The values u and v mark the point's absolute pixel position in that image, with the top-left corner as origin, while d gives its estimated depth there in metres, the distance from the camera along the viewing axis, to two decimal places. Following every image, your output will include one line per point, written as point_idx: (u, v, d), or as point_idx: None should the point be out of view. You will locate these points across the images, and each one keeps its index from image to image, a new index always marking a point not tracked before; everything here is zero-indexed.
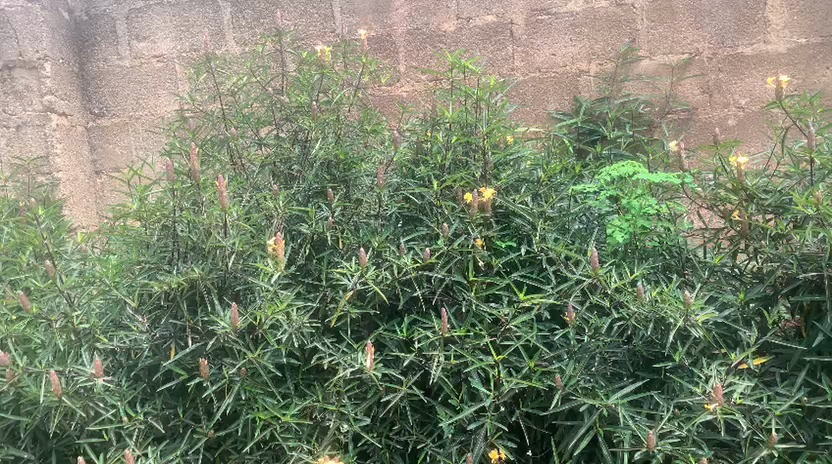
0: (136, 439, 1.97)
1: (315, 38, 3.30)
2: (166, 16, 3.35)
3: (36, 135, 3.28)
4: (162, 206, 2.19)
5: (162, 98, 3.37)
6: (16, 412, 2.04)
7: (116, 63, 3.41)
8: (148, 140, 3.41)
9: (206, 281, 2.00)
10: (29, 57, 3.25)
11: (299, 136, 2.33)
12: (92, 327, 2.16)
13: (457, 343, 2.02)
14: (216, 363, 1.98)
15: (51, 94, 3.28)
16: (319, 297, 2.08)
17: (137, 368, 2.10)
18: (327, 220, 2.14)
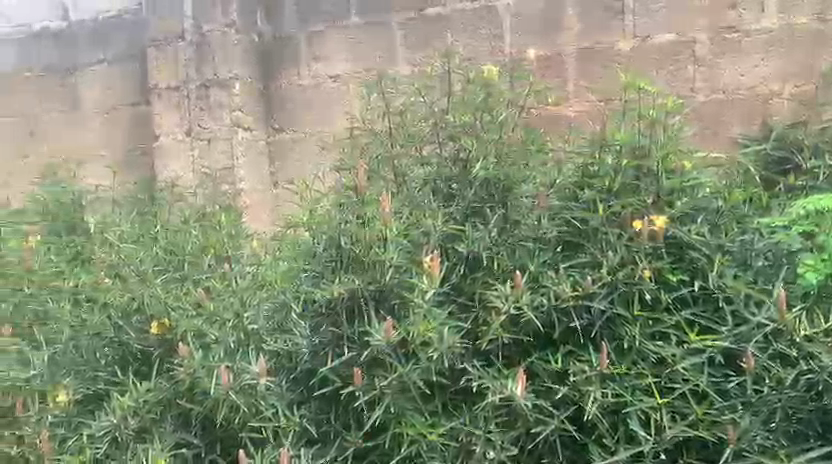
0: (290, 439, 2.07)
1: (485, 58, 3.29)
2: (343, 38, 3.52)
3: (224, 148, 3.57)
4: (329, 218, 2.28)
5: (335, 115, 3.56)
6: (190, 400, 2.22)
7: (295, 83, 3.62)
8: (320, 156, 3.58)
9: (364, 291, 2.07)
10: (224, 76, 3.55)
11: (461, 155, 2.27)
12: (258, 328, 2.32)
13: (616, 380, 1.92)
14: (369, 374, 2.01)
15: (239, 111, 3.59)
16: (472, 319, 2.04)
17: (297, 371, 2.19)
18: (482, 240, 2.10)
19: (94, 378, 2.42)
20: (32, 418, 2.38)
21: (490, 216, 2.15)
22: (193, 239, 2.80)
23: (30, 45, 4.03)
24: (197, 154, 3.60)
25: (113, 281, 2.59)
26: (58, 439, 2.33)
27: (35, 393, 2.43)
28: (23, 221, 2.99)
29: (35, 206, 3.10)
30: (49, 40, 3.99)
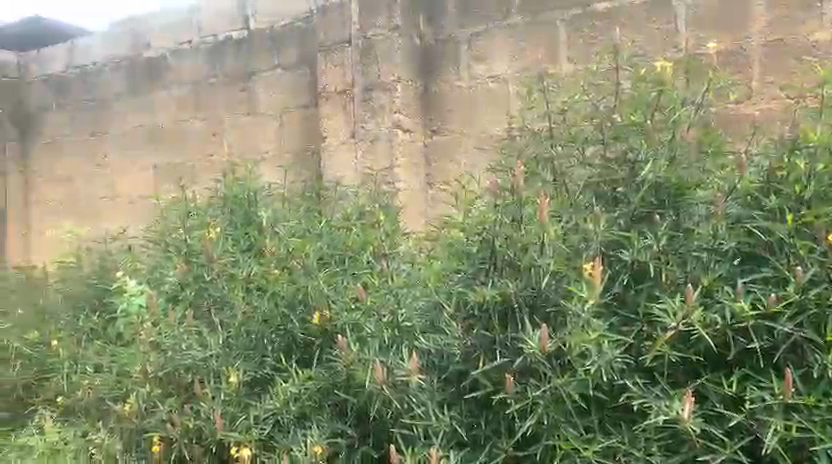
0: (440, 440, 2.08)
1: (656, 54, 3.10)
2: (506, 38, 3.48)
3: (385, 149, 3.64)
4: (486, 218, 2.21)
5: (495, 116, 3.54)
6: (346, 391, 2.34)
7: (456, 84, 3.63)
8: (478, 156, 3.58)
9: (518, 296, 2.03)
10: (385, 79, 3.63)
11: (628, 157, 2.13)
12: (413, 327, 2.32)
13: (802, 412, 1.73)
14: (522, 381, 1.96)
15: (399, 112, 3.64)
16: (635, 332, 1.93)
17: (448, 371, 2.18)
18: (652, 249, 1.97)
19: (262, 362, 2.62)
20: (208, 394, 2.57)
21: (659, 221, 2.02)
22: (353, 236, 2.89)
23: (217, 53, 4.38)
24: (361, 155, 3.70)
25: (282, 272, 2.74)
26: (228, 416, 2.51)
27: (212, 373, 2.64)
28: (206, 216, 3.26)
29: (215, 204, 3.35)
30: (233, 48, 4.32)
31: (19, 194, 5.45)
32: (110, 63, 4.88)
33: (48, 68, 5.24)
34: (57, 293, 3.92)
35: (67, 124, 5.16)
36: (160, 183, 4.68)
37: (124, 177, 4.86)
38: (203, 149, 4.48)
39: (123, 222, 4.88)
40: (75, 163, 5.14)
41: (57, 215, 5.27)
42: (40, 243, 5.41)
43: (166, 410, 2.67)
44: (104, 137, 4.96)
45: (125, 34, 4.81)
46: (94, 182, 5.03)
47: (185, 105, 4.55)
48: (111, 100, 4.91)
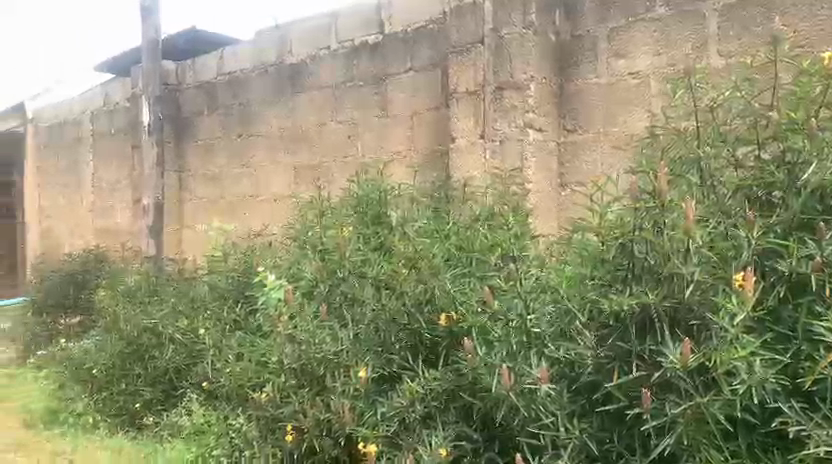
0: (569, 452, 2.00)
1: (822, 45, 2.85)
2: (649, 32, 3.30)
3: (516, 149, 3.58)
4: (623, 223, 2.08)
5: (635, 115, 3.35)
6: (472, 395, 2.31)
7: (593, 81, 3.49)
8: (615, 157, 3.41)
9: (658, 306, 1.89)
10: (519, 78, 3.57)
11: (786, 158, 1.95)
12: (543, 333, 2.23)
13: None
14: (659, 397, 1.85)
15: (532, 112, 3.56)
16: (792, 352, 1.79)
17: (580, 381, 2.10)
18: (814, 260, 1.78)
19: (389, 359, 2.66)
20: (337, 388, 2.68)
21: (824, 229, 1.80)
22: (482, 238, 2.82)
23: (354, 57, 4.51)
24: (490, 154, 3.65)
25: (409, 272, 2.76)
26: (357, 410, 2.61)
27: (341, 367, 2.73)
28: (340, 215, 3.37)
29: (348, 203, 3.42)
30: (368, 52, 4.43)
31: (175, 192, 5.95)
32: (256, 70, 5.18)
33: (201, 76, 5.67)
34: (204, 285, 4.22)
35: (217, 127, 5.55)
36: (298, 183, 4.91)
37: (265, 177, 5.16)
38: (338, 150, 4.64)
39: (264, 219, 5.17)
40: (224, 164, 5.52)
41: (207, 211, 5.69)
42: (191, 237, 5.86)
43: (298, 401, 2.79)
44: (249, 140, 5.29)
45: (270, 42, 5.09)
46: (239, 182, 5.37)
47: (323, 108, 4.73)
48: (255, 104, 5.22)
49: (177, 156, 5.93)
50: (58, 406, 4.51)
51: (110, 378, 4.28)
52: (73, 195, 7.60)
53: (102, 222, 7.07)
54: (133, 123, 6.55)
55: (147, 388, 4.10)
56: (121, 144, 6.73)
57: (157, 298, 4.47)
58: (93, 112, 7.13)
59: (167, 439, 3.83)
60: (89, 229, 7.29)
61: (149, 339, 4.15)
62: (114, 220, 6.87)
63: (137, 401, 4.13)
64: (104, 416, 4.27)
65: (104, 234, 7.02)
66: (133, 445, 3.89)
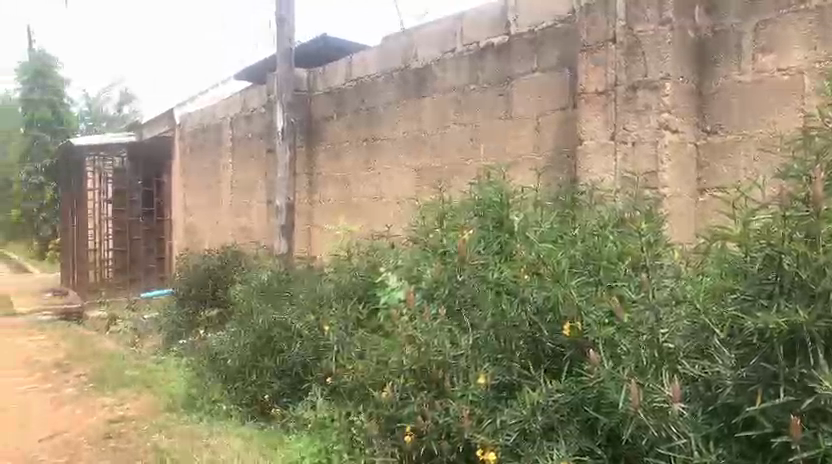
0: None
1: None
2: (803, 24, 3.03)
3: (650, 151, 3.39)
4: (770, 233, 1.91)
5: (784, 114, 3.09)
6: (596, 409, 2.26)
7: (737, 79, 3.25)
8: (762, 160, 3.15)
9: (810, 327, 1.76)
10: (654, 77, 3.37)
11: None
12: (676, 349, 2.11)
13: None
14: (810, 425, 1.75)
15: (668, 112, 3.34)
16: None
17: (717, 402, 1.97)
18: None
19: (509, 367, 2.61)
20: (456, 393, 2.68)
21: None
22: (610, 243, 2.67)
23: (479, 60, 4.49)
24: (621, 157, 3.51)
25: (532, 279, 2.70)
26: (476, 417, 2.58)
27: (460, 371, 2.73)
28: (460, 218, 3.35)
29: (469, 206, 3.40)
30: (493, 54, 4.39)
31: (305, 193, 6.23)
32: (382, 74, 5.29)
33: (331, 82, 5.87)
34: (329, 283, 4.36)
35: (344, 131, 5.73)
36: (421, 185, 4.96)
37: (388, 180, 5.26)
38: (460, 152, 4.62)
39: (387, 221, 5.27)
40: (350, 166, 5.68)
41: (333, 212, 5.90)
42: (319, 237, 6.09)
43: (417, 403, 2.79)
44: (375, 143, 5.41)
45: (396, 47, 5.18)
46: (364, 183, 5.51)
47: (446, 111, 4.74)
48: (381, 108, 5.33)
49: (307, 159, 6.20)
50: (196, 393, 4.82)
51: (242, 369, 4.52)
52: (214, 195, 8.14)
53: (239, 221, 7.53)
54: (268, 128, 6.91)
55: (275, 380, 4.32)
56: (257, 148, 7.12)
57: (286, 294, 4.68)
58: (232, 117, 7.61)
59: (294, 430, 4.01)
60: (228, 227, 7.79)
61: (279, 333, 4.34)
62: (249, 219, 7.30)
63: (267, 391, 4.35)
64: (237, 404, 4.52)
65: (241, 232, 7.48)
66: (262, 434, 4.10)
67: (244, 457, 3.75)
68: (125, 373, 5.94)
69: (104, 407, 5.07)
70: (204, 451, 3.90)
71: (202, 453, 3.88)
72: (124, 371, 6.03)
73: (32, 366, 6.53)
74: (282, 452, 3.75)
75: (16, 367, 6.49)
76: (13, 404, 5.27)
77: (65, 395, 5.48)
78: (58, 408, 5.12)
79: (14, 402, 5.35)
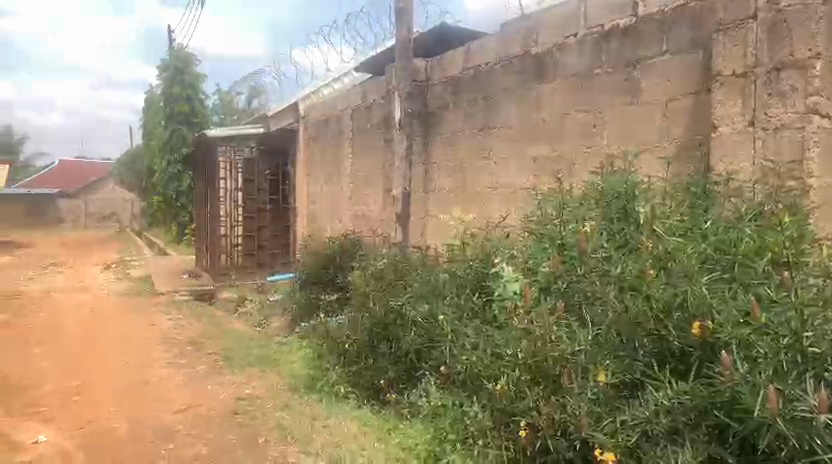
0: None
1: None
2: None
3: (794, 138, 3.12)
4: None
5: None
6: (728, 415, 2.16)
7: None
8: None
9: None
10: (802, 56, 3.10)
11: None
12: (823, 355, 2.00)
13: None
14: None
15: (817, 94, 3.08)
16: None
17: None
18: None
19: (632, 365, 2.50)
20: (575, 389, 2.57)
21: None
22: (745, 240, 2.55)
23: (603, 43, 4.30)
24: (760, 145, 3.22)
25: (658, 275, 2.54)
26: (595, 416, 2.48)
27: (580, 369, 2.62)
28: (580, 210, 3.27)
29: (590, 198, 3.32)
30: (618, 38, 4.19)
31: (421, 183, 6.28)
32: (501, 62, 5.21)
33: (449, 71, 5.86)
34: (443, 273, 4.36)
35: (461, 120, 5.71)
36: (538, 174, 4.84)
37: (505, 169, 5.18)
38: (581, 140, 4.46)
39: (503, 212, 5.20)
40: (467, 155, 5.65)
41: (448, 202, 5.90)
42: (434, 226, 6.13)
43: (532, 398, 2.72)
44: (492, 133, 5.34)
45: (516, 34, 5.08)
46: (480, 173, 5.46)
47: (568, 97, 4.58)
48: (499, 97, 5.25)
49: (423, 149, 6.25)
50: (316, 375, 5.00)
51: (359, 353, 4.65)
52: (335, 184, 8.41)
53: (357, 209, 7.73)
54: (386, 118, 7.02)
55: (390, 366, 4.39)
56: (375, 138, 7.26)
57: (401, 281, 4.73)
58: (353, 108, 7.81)
59: (407, 416, 4.07)
60: (347, 215, 8.02)
61: (395, 320, 4.44)
62: (367, 208, 7.47)
63: (382, 377, 4.44)
64: (354, 388, 4.64)
65: (359, 220, 7.68)
66: (377, 418, 4.21)
67: (360, 440, 3.87)
68: (251, 353, 6.29)
69: (233, 384, 5.40)
70: (323, 432, 4.08)
71: (321, 434, 4.06)
72: (251, 350, 6.38)
73: (170, 342, 7.07)
74: (396, 437, 3.84)
75: (157, 343, 7.05)
76: (153, 377, 5.74)
77: (198, 371, 5.89)
78: (193, 383, 5.51)
79: (154, 375, 5.82)
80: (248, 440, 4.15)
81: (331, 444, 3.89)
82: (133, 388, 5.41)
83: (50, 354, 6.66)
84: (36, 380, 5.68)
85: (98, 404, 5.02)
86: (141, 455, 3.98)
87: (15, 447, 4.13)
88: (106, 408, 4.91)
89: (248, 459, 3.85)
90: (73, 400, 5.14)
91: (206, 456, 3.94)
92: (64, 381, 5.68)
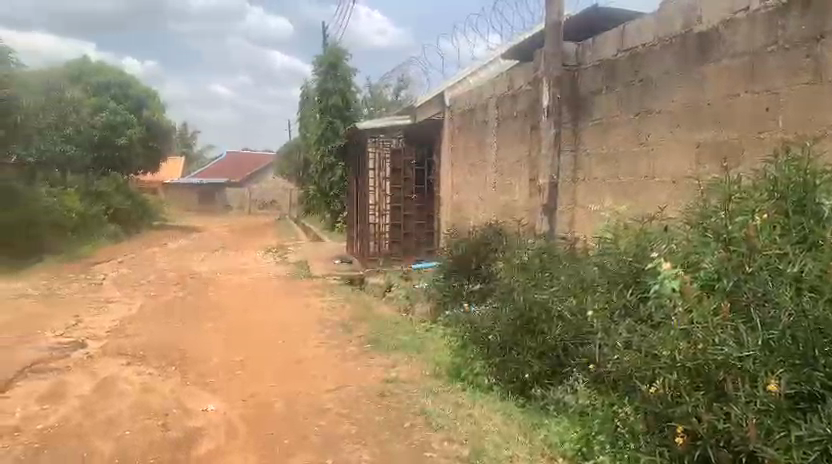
0: None
1: None
2: None
3: None
4: None
5: None
6: None
7: None
8: None
9: None
10: None
11: None
12: None
13: None
14: None
15: None
16: None
17: None
18: None
19: (809, 376, 2.27)
20: (740, 398, 2.37)
21: None
22: None
23: (778, 16, 3.89)
24: None
25: None
26: (764, 428, 2.29)
27: (746, 376, 2.40)
28: (751, 201, 3.02)
29: (762, 188, 3.06)
30: (799, 10, 3.77)
31: (569, 172, 6.09)
32: (660, 42, 4.90)
33: (602, 54, 5.60)
34: (594, 267, 4.19)
35: (614, 106, 5.44)
36: (701, 162, 4.50)
37: (663, 157, 4.87)
38: (751, 124, 4.09)
39: (661, 202, 4.90)
40: (619, 143, 5.39)
41: (599, 192, 5.67)
42: (582, 217, 5.92)
43: (692, 405, 2.51)
44: (649, 118, 5.04)
45: (676, 10, 4.74)
46: (635, 160, 5.19)
47: (736, 78, 4.21)
48: (656, 80, 4.95)
49: (573, 136, 6.05)
50: (459, 363, 5.02)
51: (503, 346, 4.50)
52: (479, 172, 8.40)
53: (502, 199, 7.66)
54: (533, 106, 6.86)
55: (535, 360, 4.23)
56: (522, 126, 7.13)
57: (547, 274, 4.59)
58: (499, 96, 7.72)
59: (553, 412, 3.97)
60: (492, 204, 7.97)
61: (538, 314, 4.23)
62: (511, 197, 7.38)
63: (526, 371, 4.28)
64: (498, 380, 4.57)
65: (504, 210, 7.60)
66: (521, 412, 4.14)
67: (504, 433, 3.84)
68: (398, 338, 6.46)
69: (379, 367, 5.58)
70: (466, 421, 4.10)
71: (465, 423, 4.08)
72: (397, 335, 6.56)
73: (323, 323, 7.43)
74: (541, 432, 3.77)
75: (311, 324, 7.46)
76: (307, 356, 6.06)
77: (348, 353, 6.14)
78: (343, 363, 5.76)
79: (308, 354, 6.14)
80: (395, 423, 4.26)
81: (476, 433, 3.90)
82: (290, 366, 5.76)
83: (219, 329, 7.26)
84: (207, 353, 6.22)
85: (259, 378, 5.40)
86: (297, 429, 4.22)
87: (189, 413, 4.54)
88: (265, 382, 5.27)
89: (395, 441, 3.96)
90: (238, 373, 5.57)
91: (356, 434, 4.10)
92: (230, 355, 6.16)
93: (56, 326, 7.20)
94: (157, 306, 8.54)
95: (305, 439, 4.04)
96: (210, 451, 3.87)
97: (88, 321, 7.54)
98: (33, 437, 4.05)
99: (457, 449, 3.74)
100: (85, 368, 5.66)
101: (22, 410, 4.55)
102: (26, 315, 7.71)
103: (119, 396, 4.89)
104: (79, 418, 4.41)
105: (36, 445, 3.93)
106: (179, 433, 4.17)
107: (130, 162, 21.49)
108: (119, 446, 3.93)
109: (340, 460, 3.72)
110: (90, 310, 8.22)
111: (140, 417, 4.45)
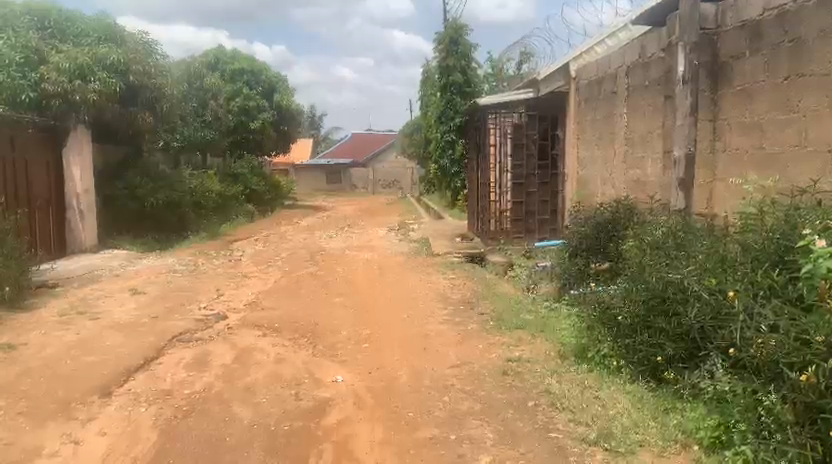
0: None
1: None
2: None
3: None
4: None
5: None
6: None
7: None
8: None
9: None
10: None
11: None
12: None
13: None
14: None
15: None
16: None
17: None
18: None
19: None
20: None
21: None
22: None
23: None
24: None
25: None
26: None
27: None
28: None
29: None
30: None
31: (707, 143, 5.70)
32: None
33: (745, 15, 5.15)
34: (736, 245, 3.91)
35: (760, 70, 4.99)
36: None
37: (818, 124, 4.41)
38: None
39: (815, 173, 4.47)
40: (766, 109, 4.95)
41: (741, 163, 5.27)
42: (723, 192, 5.52)
43: None
44: (800, 82, 4.59)
45: None
46: (784, 129, 4.76)
47: None
48: (810, 39, 4.47)
49: (712, 104, 5.64)
50: (587, 344, 4.87)
51: (633, 327, 4.26)
52: (607, 146, 8.07)
53: (632, 173, 7.31)
54: (667, 73, 6.46)
55: (669, 344, 3.97)
56: (654, 95, 6.75)
57: (682, 254, 4.32)
58: (629, 65, 7.34)
59: (689, 398, 3.75)
60: (622, 179, 7.63)
61: (674, 294, 3.98)
62: (643, 172, 7.01)
63: (659, 354, 4.05)
64: (628, 362, 4.37)
65: (634, 185, 7.26)
66: (653, 397, 3.96)
67: (634, 417, 3.71)
68: (521, 317, 6.37)
69: (502, 345, 5.54)
70: (594, 404, 3.98)
71: (592, 405, 3.96)
72: (520, 314, 6.48)
73: (445, 300, 7.49)
74: (675, 418, 3.61)
75: (434, 300, 7.55)
76: (431, 332, 6.14)
77: (470, 330, 6.16)
78: (466, 340, 5.79)
79: (432, 330, 6.23)
80: (519, 402, 4.22)
81: (604, 416, 3.78)
82: (414, 340, 5.87)
83: (347, 304, 7.52)
84: (336, 327, 6.46)
85: (384, 352, 5.55)
86: (422, 404, 4.29)
87: (319, 384, 4.75)
88: (391, 357, 5.39)
89: (520, 421, 3.92)
90: (365, 346, 5.74)
91: (478, 412, 4.11)
92: (357, 329, 6.37)
93: (201, 299, 7.77)
94: (290, 281, 8.98)
95: (430, 413, 4.10)
96: (339, 421, 4.03)
97: (229, 295, 8.06)
98: (182, 401, 4.40)
99: (584, 432, 3.64)
100: (227, 338, 6.06)
101: (173, 376, 4.96)
102: (175, 289, 8.38)
103: (257, 366, 5.20)
104: (221, 385, 4.74)
105: (184, 408, 4.28)
106: (311, 403, 4.37)
107: (264, 145, 22.63)
108: (256, 413, 4.17)
109: (464, 437, 3.74)
110: (230, 284, 8.78)
111: (275, 386, 4.70)
